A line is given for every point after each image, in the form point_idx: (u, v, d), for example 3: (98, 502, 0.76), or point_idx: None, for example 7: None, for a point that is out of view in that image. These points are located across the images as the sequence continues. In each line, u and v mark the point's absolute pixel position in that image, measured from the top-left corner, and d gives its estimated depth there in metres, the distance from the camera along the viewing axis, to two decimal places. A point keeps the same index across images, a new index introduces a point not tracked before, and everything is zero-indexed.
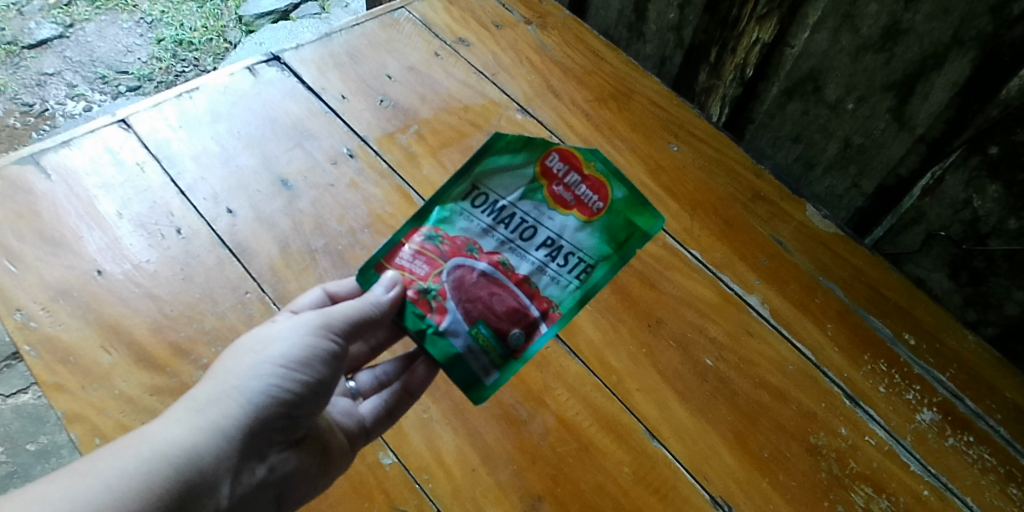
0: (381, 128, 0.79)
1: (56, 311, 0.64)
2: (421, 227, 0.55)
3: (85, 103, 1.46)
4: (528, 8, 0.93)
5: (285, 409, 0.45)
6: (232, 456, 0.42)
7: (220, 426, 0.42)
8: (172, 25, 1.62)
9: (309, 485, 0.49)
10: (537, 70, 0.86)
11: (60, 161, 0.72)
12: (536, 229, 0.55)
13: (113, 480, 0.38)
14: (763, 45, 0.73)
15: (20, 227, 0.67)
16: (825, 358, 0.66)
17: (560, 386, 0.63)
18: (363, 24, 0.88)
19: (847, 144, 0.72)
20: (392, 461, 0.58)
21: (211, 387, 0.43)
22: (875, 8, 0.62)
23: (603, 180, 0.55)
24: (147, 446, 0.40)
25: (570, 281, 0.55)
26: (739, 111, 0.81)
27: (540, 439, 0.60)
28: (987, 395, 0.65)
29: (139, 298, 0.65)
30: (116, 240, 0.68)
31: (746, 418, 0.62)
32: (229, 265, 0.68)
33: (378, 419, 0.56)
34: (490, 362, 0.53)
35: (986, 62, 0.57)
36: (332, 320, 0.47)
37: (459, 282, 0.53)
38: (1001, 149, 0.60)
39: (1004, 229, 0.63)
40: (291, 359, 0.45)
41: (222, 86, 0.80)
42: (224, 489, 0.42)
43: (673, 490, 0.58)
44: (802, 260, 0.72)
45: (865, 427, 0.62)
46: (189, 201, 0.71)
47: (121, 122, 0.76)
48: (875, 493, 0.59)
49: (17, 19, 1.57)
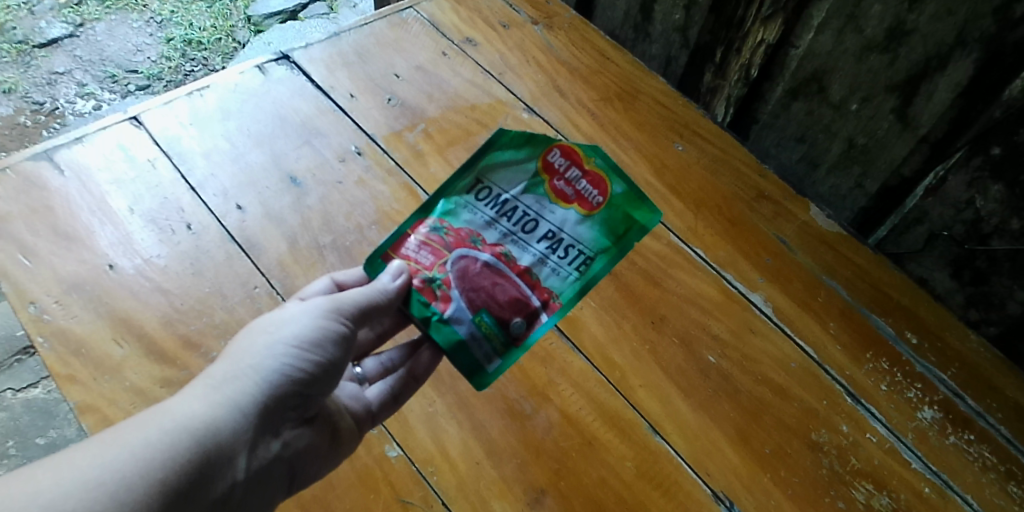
0: (389, 126, 0.80)
1: (68, 304, 0.65)
2: (427, 219, 0.56)
3: (94, 101, 1.48)
4: (535, 9, 0.94)
5: (298, 387, 0.46)
6: (249, 430, 0.43)
7: (237, 402, 0.43)
8: (181, 25, 1.64)
9: (321, 461, 0.51)
10: (544, 70, 0.87)
11: (73, 157, 0.73)
12: (537, 222, 0.56)
13: (138, 449, 0.38)
14: (767, 46, 0.73)
15: (34, 221, 0.69)
16: (827, 355, 0.67)
17: (564, 382, 0.64)
18: (372, 24, 0.89)
19: (851, 144, 0.72)
20: (398, 454, 0.59)
21: (227, 365, 0.45)
22: (879, 9, 0.62)
23: (603, 176, 0.57)
24: (168, 419, 0.41)
25: (571, 272, 0.56)
26: (744, 111, 0.82)
27: (544, 433, 0.61)
28: (988, 395, 0.66)
29: (150, 292, 0.66)
30: (127, 236, 0.69)
31: (748, 415, 0.63)
32: (238, 260, 0.69)
33: (384, 403, 0.57)
34: (493, 350, 0.54)
35: (989, 63, 0.58)
36: (342, 304, 0.49)
37: (462, 272, 0.54)
38: (1003, 150, 0.60)
39: (1007, 229, 0.64)
40: (303, 339, 0.46)
41: (232, 84, 0.81)
42: (241, 462, 0.43)
43: (675, 485, 0.59)
44: (805, 258, 0.73)
45: (866, 424, 0.63)
46: (199, 197, 0.73)
47: (132, 120, 0.77)
48: (876, 489, 0.60)
49: (28, 19, 1.59)
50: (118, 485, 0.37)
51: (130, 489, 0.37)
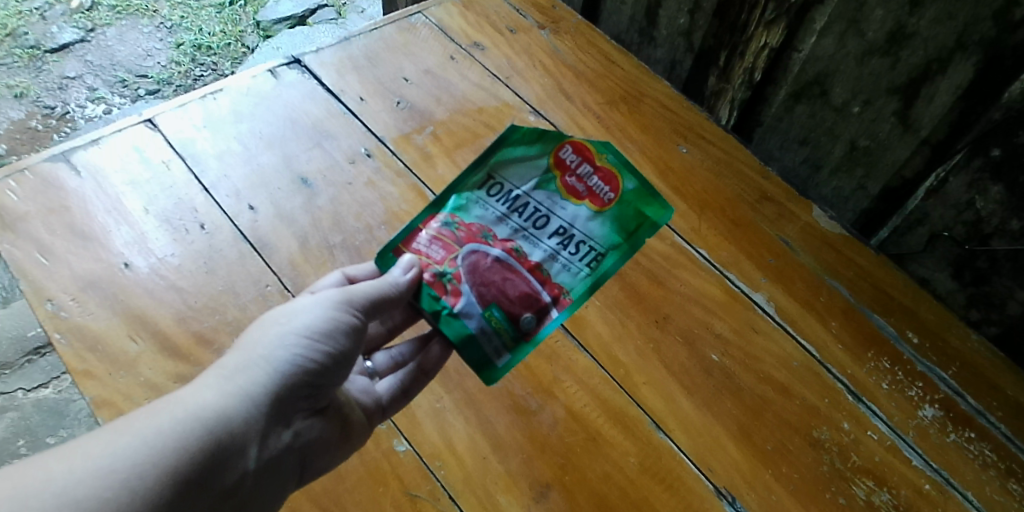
0: (398, 128, 0.81)
1: (85, 301, 0.66)
2: (438, 214, 0.58)
3: (105, 105, 1.50)
4: (541, 14, 0.95)
5: (309, 377, 0.48)
6: (261, 420, 0.45)
7: (248, 391, 0.45)
8: (191, 30, 1.66)
9: (332, 452, 0.52)
10: (550, 74, 0.88)
11: (89, 159, 0.75)
12: (549, 218, 0.58)
13: (150, 438, 0.40)
14: (771, 49, 0.74)
15: (51, 221, 0.70)
16: (829, 353, 0.68)
17: (569, 378, 0.65)
18: (381, 28, 0.91)
19: (853, 146, 0.73)
20: (406, 448, 0.60)
21: (240, 355, 0.46)
22: (880, 13, 0.63)
23: (615, 172, 0.58)
24: (180, 408, 0.42)
25: (582, 268, 0.57)
26: (748, 114, 0.83)
27: (549, 429, 0.62)
28: (989, 393, 0.66)
29: (164, 290, 0.67)
30: (142, 234, 0.71)
31: (750, 412, 0.64)
32: (250, 259, 0.70)
33: (394, 398, 0.59)
34: (503, 344, 0.55)
35: (989, 66, 0.59)
36: (353, 297, 0.50)
37: (473, 267, 0.55)
38: (1003, 151, 0.61)
39: (1006, 229, 0.65)
40: (314, 330, 0.48)
41: (245, 88, 0.83)
42: (252, 452, 0.44)
43: (678, 480, 0.60)
44: (807, 259, 0.74)
45: (868, 422, 0.64)
46: (212, 198, 0.74)
47: (147, 122, 0.79)
48: (876, 486, 0.60)
49: (40, 24, 1.62)
50: (129, 473, 0.38)
51: (140, 478, 0.38)
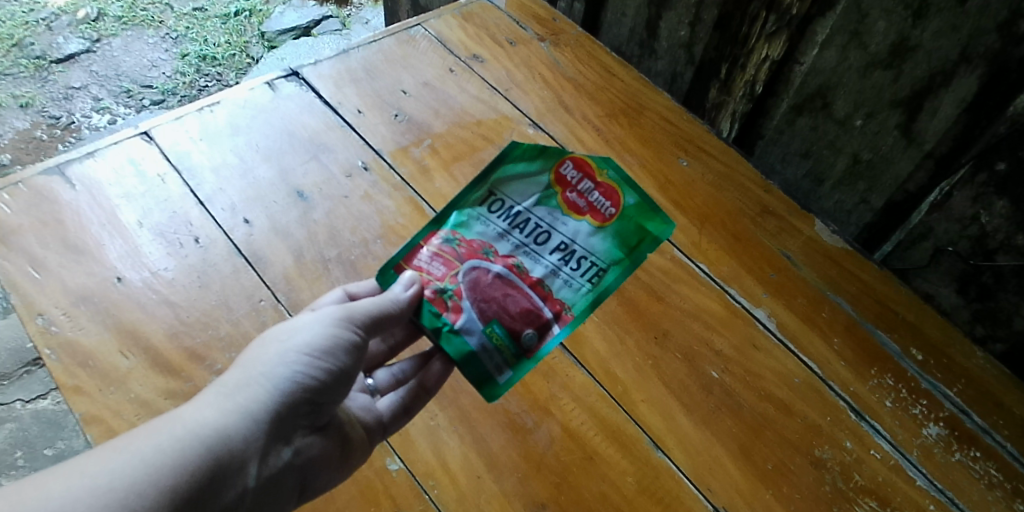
0: (396, 141, 0.81)
1: (76, 316, 0.66)
2: (439, 230, 0.57)
3: (110, 115, 1.50)
4: (542, 26, 0.95)
5: (309, 395, 0.47)
6: (261, 438, 0.44)
7: (248, 409, 0.44)
8: (196, 41, 1.67)
9: (333, 471, 0.51)
10: (550, 87, 0.87)
11: (84, 172, 0.74)
12: (550, 234, 0.57)
13: (149, 455, 0.39)
14: (772, 62, 0.74)
15: (44, 235, 0.70)
16: (832, 371, 0.66)
17: (565, 396, 0.64)
18: (380, 41, 0.91)
19: (856, 159, 0.72)
20: (399, 467, 0.59)
21: (241, 373, 0.45)
22: (882, 25, 0.63)
23: (616, 188, 0.57)
24: (179, 426, 0.41)
25: (583, 284, 0.56)
26: (750, 126, 0.82)
27: (545, 447, 0.61)
28: (994, 411, 0.65)
29: (157, 305, 0.67)
30: (136, 248, 0.70)
31: (750, 430, 0.62)
32: (245, 273, 0.70)
33: (395, 415, 0.57)
34: (503, 361, 0.54)
35: (994, 79, 0.58)
36: (354, 313, 0.49)
37: (474, 283, 0.55)
38: (1009, 166, 0.60)
39: (1013, 245, 0.63)
40: (315, 348, 0.47)
41: (242, 100, 0.83)
42: (252, 469, 0.43)
43: (675, 500, 0.59)
44: (810, 274, 0.73)
45: (871, 441, 0.62)
46: (207, 211, 0.74)
47: (143, 134, 0.79)
48: (880, 506, 0.59)
49: (46, 34, 1.63)
50: (128, 491, 0.37)
51: (139, 496, 0.38)
